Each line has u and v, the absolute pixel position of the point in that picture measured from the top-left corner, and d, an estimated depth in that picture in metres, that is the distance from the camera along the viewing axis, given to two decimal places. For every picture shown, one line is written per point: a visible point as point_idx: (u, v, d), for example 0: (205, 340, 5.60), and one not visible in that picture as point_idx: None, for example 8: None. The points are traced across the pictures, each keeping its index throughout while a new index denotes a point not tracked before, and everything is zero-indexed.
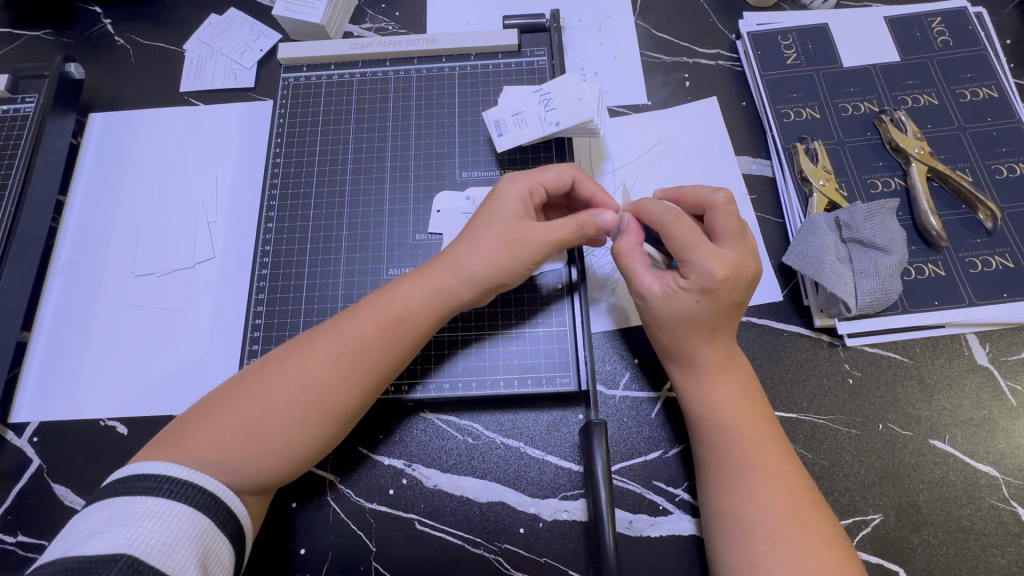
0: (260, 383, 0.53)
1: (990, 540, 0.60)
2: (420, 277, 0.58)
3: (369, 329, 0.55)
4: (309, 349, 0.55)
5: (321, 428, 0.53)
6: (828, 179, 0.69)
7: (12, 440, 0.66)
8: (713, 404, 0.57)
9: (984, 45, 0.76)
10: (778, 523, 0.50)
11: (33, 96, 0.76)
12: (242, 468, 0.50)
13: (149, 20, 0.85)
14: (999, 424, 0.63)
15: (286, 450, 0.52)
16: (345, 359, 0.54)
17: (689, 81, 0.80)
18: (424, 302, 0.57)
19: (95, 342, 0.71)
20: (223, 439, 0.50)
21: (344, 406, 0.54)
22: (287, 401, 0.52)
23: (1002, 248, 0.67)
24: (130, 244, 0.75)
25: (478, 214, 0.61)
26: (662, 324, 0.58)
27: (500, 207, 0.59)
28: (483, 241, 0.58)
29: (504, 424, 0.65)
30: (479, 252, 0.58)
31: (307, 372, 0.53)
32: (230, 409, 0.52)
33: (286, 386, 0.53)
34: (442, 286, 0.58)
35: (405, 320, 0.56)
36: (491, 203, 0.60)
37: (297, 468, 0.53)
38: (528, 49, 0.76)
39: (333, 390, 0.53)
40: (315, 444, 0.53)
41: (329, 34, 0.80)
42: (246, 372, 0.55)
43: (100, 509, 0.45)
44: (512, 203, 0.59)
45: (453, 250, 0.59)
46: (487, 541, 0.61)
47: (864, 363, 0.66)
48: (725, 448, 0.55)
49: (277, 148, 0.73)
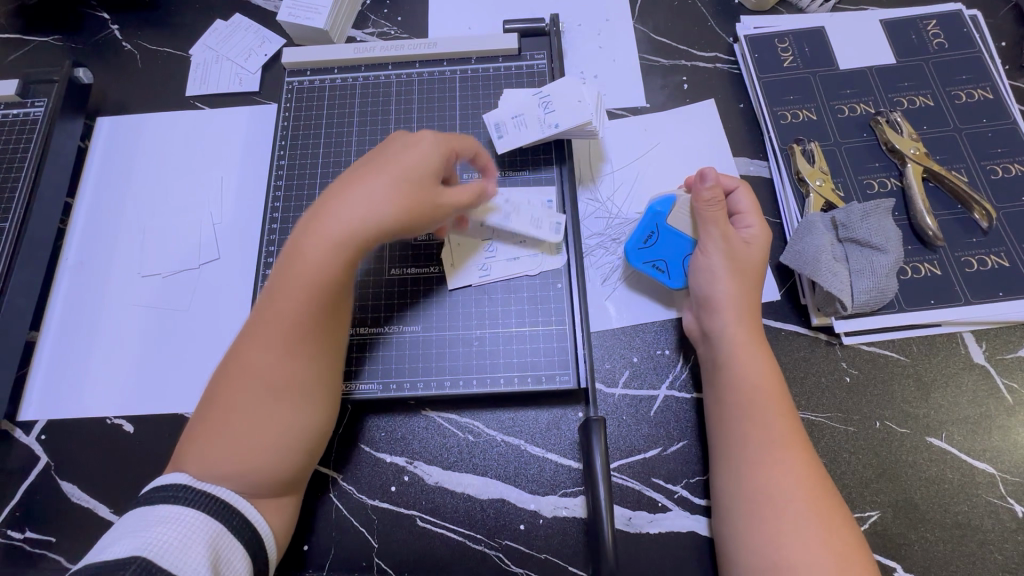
0: (216, 397, 0.53)
1: (987, 536, 0.60)
2: (319, 236, 0.53)
3: (294, 306, 0.53)
4: (246, 347, 0.53)
5: (286, 407, 0.52)
6: (825, 179, 0.70)
7: (21, 438, 0.68)
8: (745, 376, 0.58)
9: (979, 47, 0.77)
10: (793, 524, 0.50)
11: (42, 100, 0.77)
12: (243, 476, 0.50)
13: (156, 25, 0.86)
14: (995, 422, 0.64)
15: (268, 450, 0.51)
16: (282, 343, 0.52)
17: (688, 83, 0.81)
18: (333, 257, 0.53)
19: (101, 341, 0.72)
20: (214, 457, 0.50)
21: (298, 380, 0.53)
22: (244, 399, 0.52)
23: (998, 247, 0.67)
24: (136, 245, 0.76)
25: (371, 163, 0.57)
26: (736, 270, 0.62)
27: (406, 160, 0.56)
28: (380, 186, 0.54)
29: (505, 422, 0.66)
30: (380, 196, 0.54)
31: (250, 368, 0.52)
32: (204, 430, 0.52)
33: (237, 388, 0.52)
34: (343, 236, 0.53)
35: (320, 284, 0.53)
36: (392, 157, 0.57)
37: (295, 465, 0.53)
38: (528, 53, 0.77)
39: (284, 375, 0.52)
40: (292, 431, 0.52)
41: (333, 39, 0.81)
42: (204, 393, 0.54)
43: (123, 522, 0.47)
44: (420, 157, 0.57)
45: (343, 197, 0.54)
46: (488, 537, 0.62)
47: (861, 362, 0.66)
48: (759, 419, 0.55)
49: (281, 150, 0.74)
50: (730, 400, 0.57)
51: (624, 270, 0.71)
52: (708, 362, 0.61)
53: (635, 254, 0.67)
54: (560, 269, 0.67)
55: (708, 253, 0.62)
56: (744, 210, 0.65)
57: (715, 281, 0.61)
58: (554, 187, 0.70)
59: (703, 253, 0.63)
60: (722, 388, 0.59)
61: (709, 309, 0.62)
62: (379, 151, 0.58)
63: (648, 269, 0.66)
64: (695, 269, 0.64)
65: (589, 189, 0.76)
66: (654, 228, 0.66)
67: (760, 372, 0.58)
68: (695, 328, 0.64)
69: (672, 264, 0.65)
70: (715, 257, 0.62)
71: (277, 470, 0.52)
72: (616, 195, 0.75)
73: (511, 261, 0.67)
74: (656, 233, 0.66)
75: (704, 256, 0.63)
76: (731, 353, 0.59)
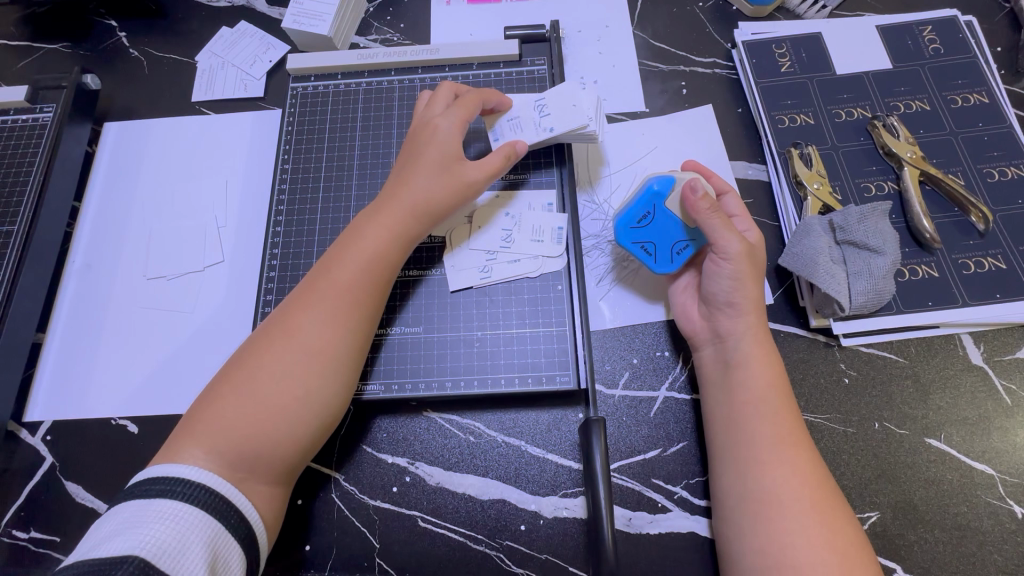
0: (253, 350, 0.56)
1: (987, 538, 0.60)
2: (378, 222, 0.61)
3: (343, 277, 0.58)
4: (293, 309, 0.57)
5: (314, 374, 0.54)
6: (822, 183, 0.71)
7: (26, 439, 0.68)
8: (757, 375, 0.58)
9: (975, 52, 0.77)
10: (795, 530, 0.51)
11: (51, 106, 0.79)
12: (259, 442, 0.52)
13: (162, 32, 0.88)
14: (994, 423, 0.64)
15: (291, 415, 0.53)
16: (326, 309, 0.57)
17: (686, 89, 0.82)
18: (385, 236, 0.60)
19: (107, 342, 0.73)
20: (235, 419, 0.52)
21: (331, 349, 0.56)
22: (277, 357, 0.55)
23: (995, 249, 0.68)
24: (142, 248, 0.77)
25: (417, 149, 0.64)
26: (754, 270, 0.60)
27: (439, 138, 0.64)
28: (426, 174, 0.62)
29: (506, 423, 0.66)
30: (431, 186, 0.62)
31: (291, 329, 0.56)
32: (230, 382, 0.54)
33: (274, 345, 0.55)
34: (399, 221, 0.61)
35: (374, 261, 0.60)
36: (428, 140, 0.64)
37: (311, 438, 0.55)
38: (529, 58, 0.78)
39: (322, 339, 0.56)
40: (320, 397, 0.54)
41: (336, 46, 0.82)
42: (241, 348, 0.58)
43: (117, 512, 0.47)
44: (450, 132, 0.64)
45: (401, 187, 0.63)
46: (489, 538, 0.62)
47: (860, 363, 0.67)
48: (768, 420, 0.55)
49: (286, 155, 0.75)
50: (738, 400, 0.57)
51: (621, 271, 0.72)
52: (714, 365, 0.61)
53: (627, 233, 0.65)
54: (561, 272, 0.68)
55: (727, 259, 0.59)
56: (737, 213, 0.65)
57: (741, 285, 0.59)
58: (554, 191, 0.71)
59: (720, 259, 0.60)
60: (733, 387, 0.58)
61: (730, 312, 0.60)
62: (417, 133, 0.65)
63: (637, 250, 0.65)
64: (713, 274, 0.61)
65: (589, 193, 0.76)
66: (650, 209, 0.64)
67: (771, 373, 0.58)
68: (704, 330, 0.63)
69: (660, 247, 0.65)
70: (738, 261, 0.59)
71: (281, 442, 0.53)
72: (616, 198, 0.76)
73: (512, 263, 0.68)
74: (652, 216, 0.64)
75: (721, 261, 0.60)
76: (748, 352, 0.59)
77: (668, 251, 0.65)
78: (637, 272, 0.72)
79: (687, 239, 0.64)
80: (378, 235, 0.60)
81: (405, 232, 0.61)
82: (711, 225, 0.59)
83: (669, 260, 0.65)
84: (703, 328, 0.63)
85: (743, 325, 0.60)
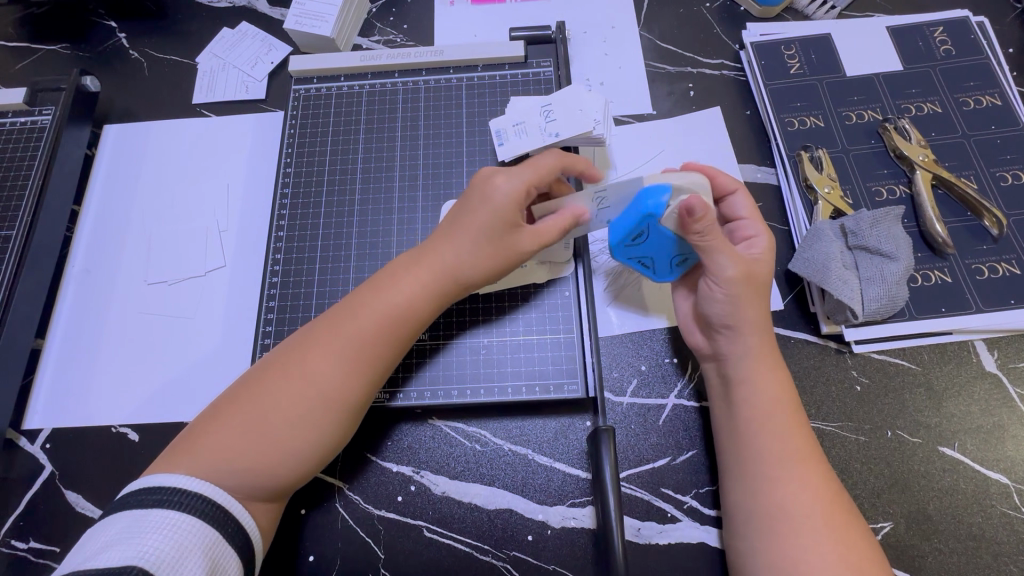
0: (264, 382, 0.54)
1: (1002, 548, 0.59)
2: (412, 271, 0.58)
3: (366, 323, 0.56)
4: (311, 346, 0.55)
5: (327, 420, 0.53)
6: (833, 186, 0.69)
7: (25, 447, 0.67)
8: (765, 390, 0.56)
9: (987, 54, 0.76)
10: (811, 549, 0.49)
11: (50, 108, 0.78)
12: (254, 472, 0.51)
13: (163, 33, 0.87)
14: (1009, 431, 0.63)
15: (292, 457, 0.52)
16: (346, 354, 0.54)
17: (694, 90, 0.81)
18: (420, 293, 0.57)
19: (107, 349, 0.72)
20: (234, 451, 0.51)
21: (347, 398, 0.54)
22: (291, 399, 0.53)
23: (1009, 254, 0.67)
24: (142, 253, 0.76)
25: (471, 207, 0.58)
26: (752, 292, 0.58)
27: (493, 200, 0.57)
28: (473, 237, 0.58)
29: (513, 431, 0.65)
30: (475, 252, 0.58)
31: (309, 370, 0.54)
32: (240, 412, 0.52)
33: (287, 384, 0.53)
34: (435, 279, 0.58)
35: (401, 314, 0.57)
36: (482, 200, 0.58)
37: (304, 473, 0.54)
38: (534, 60, 0.77)
39: (337, 385, 0.54)
40: (320, 444, 0.53)
41: (339, 47, 0.81)
42: (253, 372, 0.56)
43: (115, 520, 0.46)
44: (504, 194, 0.58)
45: (444, 240, 0.59)
46: (495, 548, 0.61)
47: (872, 370, 0.66)
48: (774, 435, 0.54)
49: (289, 158, 0.74)
50: (744, 416, 0.56)
51: (629, 276, 0.71)
52: (718, 381, 0.60)
53: (621, 250, 0.61)
54: (568, 277, 0.67)
55: (720, 283, 0.57)
56: (744, 214, 0.63)
57: (737, 307, 0.57)
58: None
59: (713, 282, 0.58)
60: (735, 403, 0.57)
61: (729, 333, 0.58)
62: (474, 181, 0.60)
63: (632, 261, 0.63)
64: (707, 296, 0.59)
65: None
66: (643, 228, 0.58)
67: (776, 387, 0.57)
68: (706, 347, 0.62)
69: (656, 260, 0.62)
70: (731, 286, 0.57)
71: (276, 479, 0.52)
72: None
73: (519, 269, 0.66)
74: (646, 234, 0.59)
75: (714, 284, 0.58)
76: (748, 367, 0.57)
77: (666, 263, 0.62)
78: (639, 281, 0.71)
79: (679, 253, 0.61)
80: (411, 288, 0.57)
81: (440, 294, 0.58)
82: (702, 248, 0.56)
83: (669, 270, 0.63)
84: (706, 345, 0.62)
85: (743, 347, 0.58)
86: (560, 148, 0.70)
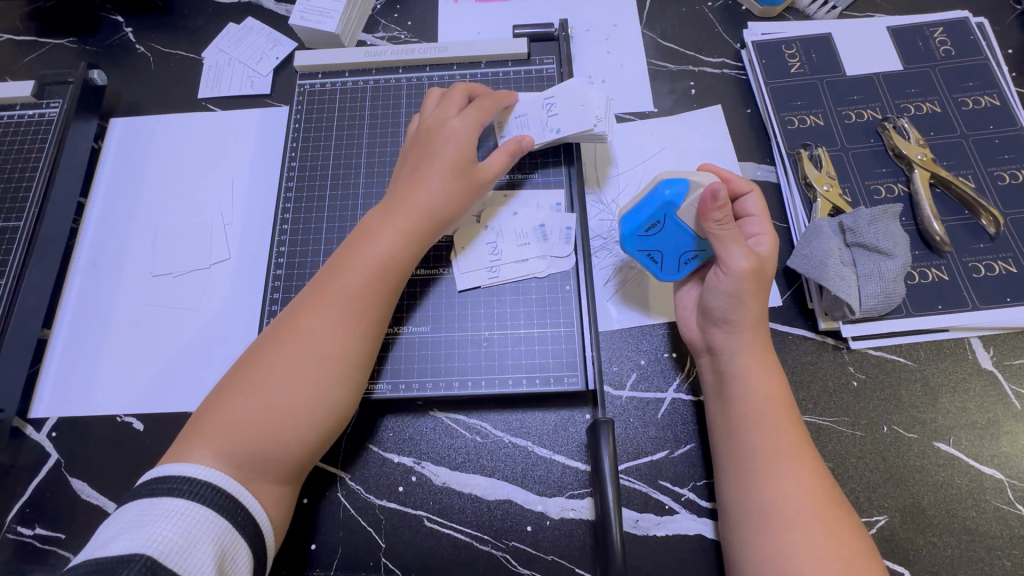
0: (261, 355, 0.55)
1: (996, 543, 0.60)
2: (387, 223, 0.60)
3: (350, 279, 0.57)
4: (300, 312, 0.57)
5: (326, 375, 0.54)
6: (832, 184, 0.70)
7: (31, 435, 0.68)
8: (757, 387, 0.57)
9: (986, 54, 0.77)
10: (802, 541, 0.50)
11: (57, 101, 0.79)
12: (266, 436, 0.52)
13: (169, 28, 0.87)
14: (1003, 427, 0.64)
15: (302, 415, 0.53)
16: (338, 311, 0.56)
17: (695, 89, 0.81)
18: (399, 240, 0.59)
19: (112, 340, 0.73)
20: (245, 420, 0.52)
21: (343, 351, 0.55)
22: (288, 360, 0.54)
23: (1005, 253, 0.67)
24: (148, 244, 0.77)
25: (431, 148, 0.62)
26: (758, 287, 0.58)
27: (452, 138, 0.62)
28: (432, 170, 0.61)
29: (512, 423, 0.66)
30: (444, 182, 0.61)
31: (300, 333, 0.55)
32: (242, 387, 0.54)
33: (282, 350, 0.55)
34: (409, 225, 0.60)
35: (385, 265, 0.58)
36: (443, 138, 0.62)
37: (324, 432, 0.54)
38: (537, 57, 0.78)
39: (331, 339, 0.55)
40: (330, 398, 0.54)
41: (344, 43, 0.82)
42: (249, 349, 0.57)
43: (126, 510, 0.47)
44: (456, 130, 0.62)
45: (411, 187, 0.61)
46: (495, 538, 0.62)
47: (869, 366, 0.66)
48: (767, 432, 0.55)
49: (293, 152, 0.75)
50: (737, 414, 0.57)
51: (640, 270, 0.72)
52: (712, 377, 0.61)
53: (632, 240, 0.62)
54: (569, 272, 0.67)
55: (730, 275, 0.57)
56: (755, 212, 0.63)
57: (741, 302, 0.57)
58: (563, 191, 0.70)
59: (721, 273, 0.58)
60: (729, 399, 0.58)
61: (726, 326, 0.59)
62: (427, 130, 0.63)
63: (642, 258, 0.63)
64: (713, 286, 0.59)
65: (597, 194, 0.76)
66: (660, 217, 0.60)
67: (769, 384, 0.57)
68: (701, 340, 0.62)
69: (666, 254, 0.62)
70: (740, 278, 0.57)
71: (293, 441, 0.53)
72: (623, 198, 0.76)
73: (521, 262, 0.68)
74: (660, 225, 0.61)
75: (722, 275, 0.58)
76: (745, 364, 0.58)
77: (674, 260, 0.62)
78: (641, 277, 0.71)
79: (695, 250, 0.61)
80: (387, 235, 0.59)
81: (419, 232, 0.60)
82: (720, 237, 0.57)
83: (675, 267, 0.63)
84: (700, 338, 0.63)
85: (739, 341, 0.59)
86: (562, 145, 0.71)
